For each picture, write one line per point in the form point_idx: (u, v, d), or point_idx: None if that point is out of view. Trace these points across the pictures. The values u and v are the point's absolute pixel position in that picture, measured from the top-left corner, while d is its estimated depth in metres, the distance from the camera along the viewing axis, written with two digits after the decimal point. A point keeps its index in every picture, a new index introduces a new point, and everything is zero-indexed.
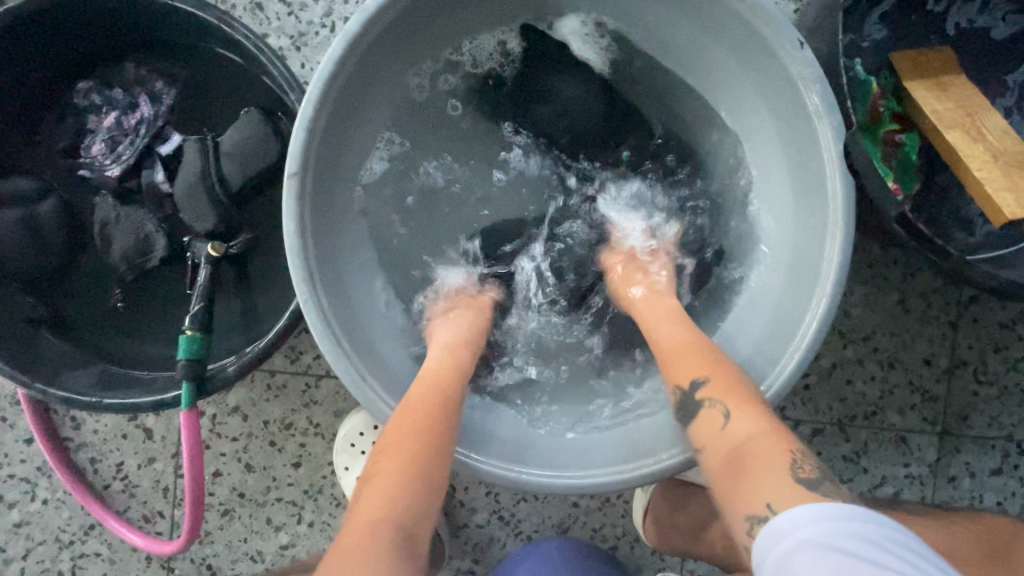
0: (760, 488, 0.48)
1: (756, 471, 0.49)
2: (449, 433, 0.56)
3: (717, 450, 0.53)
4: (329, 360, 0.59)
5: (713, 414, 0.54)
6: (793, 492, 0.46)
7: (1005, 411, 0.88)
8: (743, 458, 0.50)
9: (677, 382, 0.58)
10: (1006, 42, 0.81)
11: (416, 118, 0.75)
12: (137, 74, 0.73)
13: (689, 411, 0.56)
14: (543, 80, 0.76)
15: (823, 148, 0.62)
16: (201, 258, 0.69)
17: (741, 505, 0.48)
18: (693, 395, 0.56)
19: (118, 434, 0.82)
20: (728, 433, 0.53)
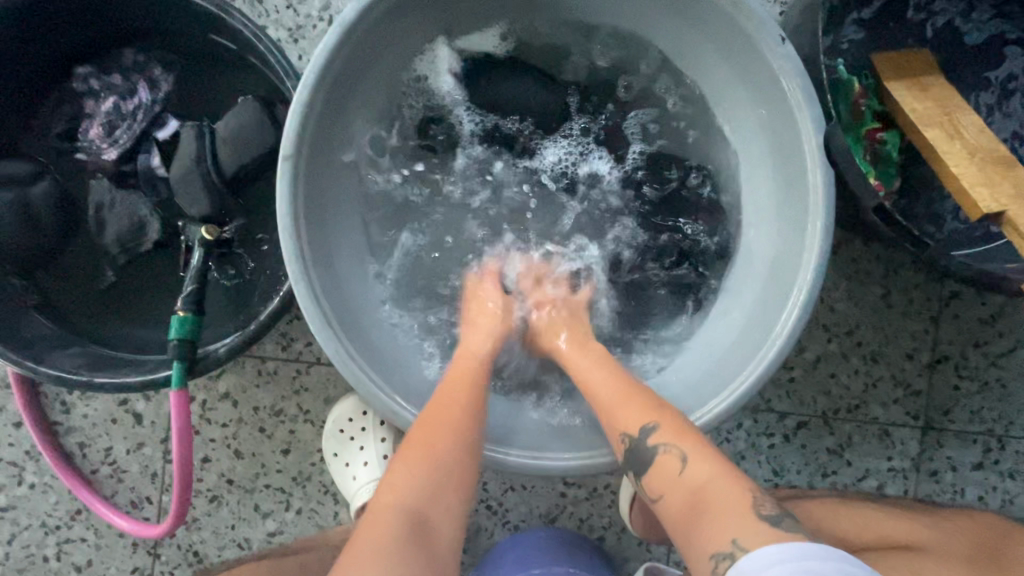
0: (717, 530, 0.48)
1: (715, 512, 0.50)
2: (454, 438, 0.58)
3: (675, 496, 0.54)
4: (318, 338, 0.60)
5: (669, 458, 0.55)
6: (753, 530, 0.47)
7: (986, 405, 0.90)
8: (702, 507, 0.51)
9: (619, 431, 0.59)
10: (984, 44, 0.84)
11: (410, 107, 0.77)
12: (135, 61, 0.74)
13: (641, 459, 0.56)
14: (529, 89, 0.78)
15: (804, 141, 0.64)
16: (194, 242, 0.70)
17: (707, 544, 0.48)
18: (642, 443, 0.57)
19: (108, 418, 0.82)
20: (682, 477, 0.53)
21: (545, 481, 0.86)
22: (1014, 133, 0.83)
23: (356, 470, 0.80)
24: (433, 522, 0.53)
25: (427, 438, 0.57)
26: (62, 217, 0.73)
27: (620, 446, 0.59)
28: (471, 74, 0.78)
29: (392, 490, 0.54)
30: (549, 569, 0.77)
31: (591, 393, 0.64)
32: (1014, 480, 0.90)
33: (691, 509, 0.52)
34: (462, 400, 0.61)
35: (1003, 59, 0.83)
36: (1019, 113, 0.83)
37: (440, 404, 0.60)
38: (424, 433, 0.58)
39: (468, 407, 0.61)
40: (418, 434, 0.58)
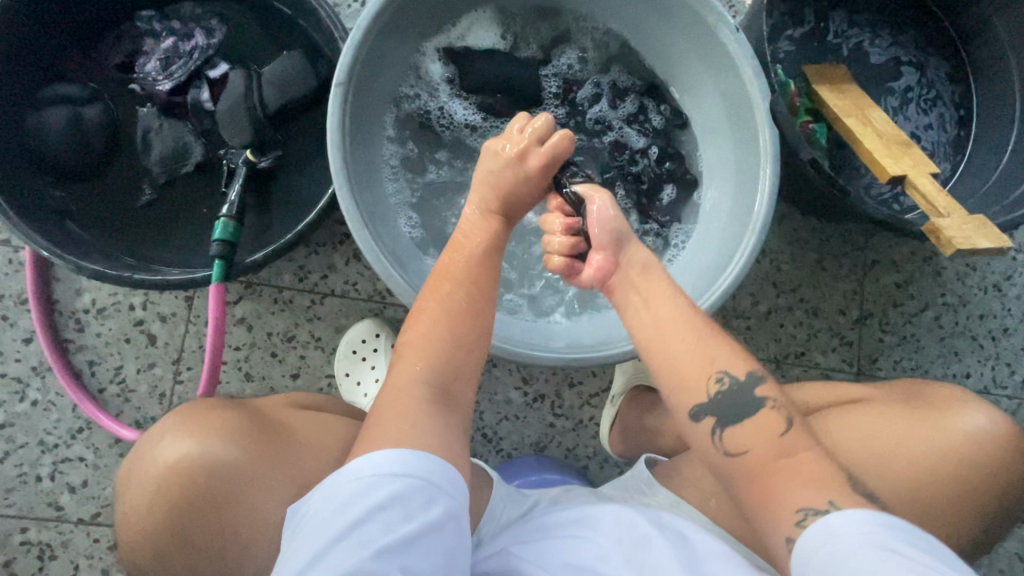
0: (814, 491, 0.47)
1: (812, 476, 0.48)
2: (453, 323, 0.57)
3: (765, 450, 0.50)
4: (357, 237, 0.70)
5: (772, 417, 0.51)
6: (847, 495, 0.48)
7: (905, 356, 1.07)
8: (795, 467, 0.49)
9: (712, 370, 0.52)
10: (885, 64, 1.07)
11: (423, 81, 0.88)
12: (194, 13, 0.85)
13: (741, 408, 0.51)
14: (522, 71, 0.91)
15: (755, 108, 0.80)
16: (238, 163, 0.79)
17: (795, 497, 0.47)
18: (747, 392, 0.52)
19: (121, 338, 0.85)
20: (782, 441, 0.50)
21: (536, 412, 0.94)
22: (912, 133, 1.05)
23: (368, 387, 0.86)
24: (453, 395, 0.55)
25: (426, 329, 0.56)
26: (111, 137, 0.80)
27: (710, 389, 0.52)
28: (471, 55, 0.89)
29: (402, 378, 0.54)
30: (544, 477, 0.86)
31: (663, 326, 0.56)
32: None
33: (774, 469, 0.49)
34: (449, 287, 0.59)
35: (900, 77, 1.06)
36: (913, 119, 1.06)
37: (434, 292, 0.59)
38: (420, 329, 0.57)
39: (482, 276, 0.61)
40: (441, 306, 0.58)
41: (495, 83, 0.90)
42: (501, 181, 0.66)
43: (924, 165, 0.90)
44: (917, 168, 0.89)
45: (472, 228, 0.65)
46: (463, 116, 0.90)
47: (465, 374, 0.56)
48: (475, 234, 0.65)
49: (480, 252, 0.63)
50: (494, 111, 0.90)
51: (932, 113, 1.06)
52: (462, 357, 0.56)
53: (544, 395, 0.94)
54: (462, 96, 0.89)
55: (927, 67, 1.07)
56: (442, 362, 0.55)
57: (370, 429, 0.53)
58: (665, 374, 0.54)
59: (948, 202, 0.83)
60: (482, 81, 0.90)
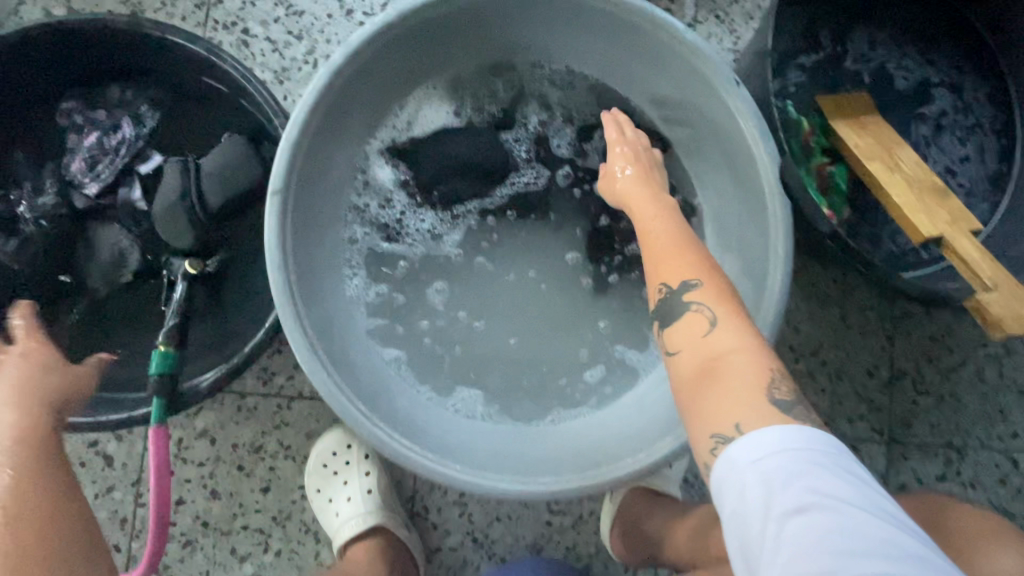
0: (723, 405, 0.43)
1: (726, 388, 0.44)
2: None
3: (689, 357, 0.47)
4: (305, 368, 0.61)
5: (700, 318, 0.48)
6: (761, 411, 0.42)
7: (943, 419, 0.95)
8: (718, 376, 0.45)
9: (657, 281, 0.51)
10: (914, 87, 0.93)
11: (370, 187, 0.77)
12: (122, 97, 0.75)
13: (670, 313, 0.49)
14: (486, 139, 0.78)
15: (763, 175, 0.68)
16: (177, 275, 0.71)
17: (706, 425, 0.44)
18: (677, 297, 0.49)
19: (76, 462, 0.79)
20: (707, 342, 0.47)
21: (531, 511, 0.86)
22: (946, 166, 0.92)
23: (339, 505, 0.79)
24: None
25: None
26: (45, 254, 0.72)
27: (654, 296, 0.51)
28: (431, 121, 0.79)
29: None
30: None
31: (640, 235, 0.56)
32: (975, 489, 0.95)
33: (704, 379, 0.46)
34: None
35: (931, 100, 0.93)
36: (948, 149, 0.93)
37: None
38: None
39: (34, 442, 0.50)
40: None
41: (455, 169, 0.78)
42: (24, 382, 0.53)
43: (964, 219, 0.77)
44: (956, 224, 0.76)
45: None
46: (424, 224, 0.78)
47: None
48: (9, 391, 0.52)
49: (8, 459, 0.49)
50: (452, 208, 0.79)
51: (969, 142, 0.93)
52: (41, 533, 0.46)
53: None
54: (416, 201, 0.78)
55: (962, 89, 0.93)
56: None
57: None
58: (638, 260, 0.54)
59: (994, 268, 0.71)
60: (436, 173, 0.77)
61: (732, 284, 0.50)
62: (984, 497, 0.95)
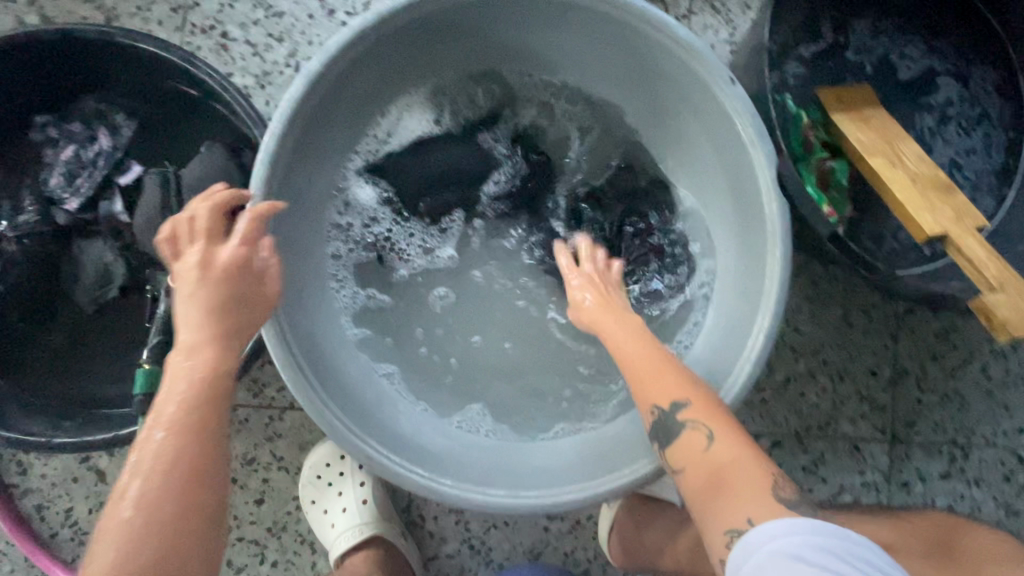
0: (733, 510, 0.48)
1: (735, 491, 0.49)
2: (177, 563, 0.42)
3: (696, 474, 0.52)
4: (288, 386, 0.59)
5: (696, 435, 0.52)
6: (769, 507, 0.47)
7: (947, 416, 0.94)
8: (725, 484, 0.50)
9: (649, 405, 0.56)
10: (918, 76, 0.90)
11: (354, 207, 0.75)
12: (97, 108, 0.72)
13: (669, 431, 0.54)
14: (474, 146, 0.78)
15: (759, 175, 0.65)
16: (160, 290, 0.70)
17: (720, 521, 0.48)
18: (674, 417, 0.54)
19: (69, 477, 0.79)
20: (708, 455, 0.51)
21: (527, 517, 0.85)
22: (951, 159, 0.89)
23: (335, 516, 0.78)
24: None
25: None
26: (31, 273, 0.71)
27: (648, 419, 0.56)
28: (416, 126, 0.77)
29: None
30: None
31: (622, 353, 0.59)
32: (979, 487, 0.94)
33: (713, 488, 0.50)
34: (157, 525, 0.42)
35: (935, 90, 0.90)
36: (953, 140, 0.90)
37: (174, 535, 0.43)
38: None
39: (200, 451, 0.45)
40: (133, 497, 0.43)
41: (443, 180, 0.77)
42: (217, 302, 0.49)
43: (968, 215, 0.75)
44: (961, 220, 0.74)
45: (199, 349, 0.48)
46: (414, 239, 0.78)
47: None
48: (186, 385, 0.46)
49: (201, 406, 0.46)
50: (440, 220, 0.78)
51: (976, 133, 0.90)
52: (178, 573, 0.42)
53: None
54: (403, 217, 0.77)
55: (969, 77, 0.90)
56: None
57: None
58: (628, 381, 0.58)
59: (1000, 266, 0.69)
60: (423, 186, 0.76)
61: (718, 400, 0.55)
62: (989, 495, 0.94)
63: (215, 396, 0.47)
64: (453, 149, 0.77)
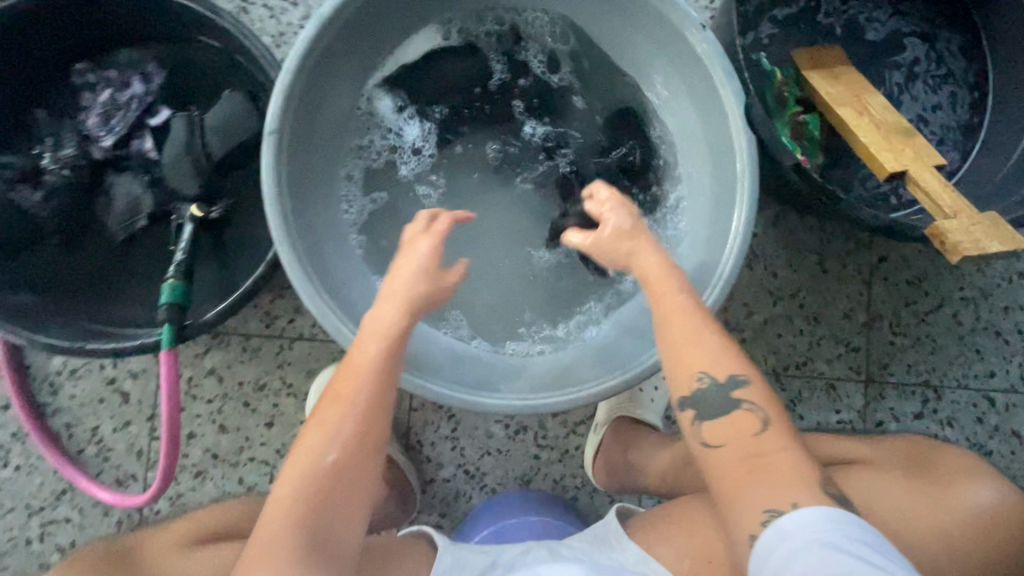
0: (781, 491, 0.49)
1: (777, 475, 0.50)
2: (361, 464, 0.53)
3: (735, 450, 0.52)
4: (300, 292, 0.66)
5: (748, 417, 0.53)
6: (814, 495, 0.49)
7: (920, 359, 0.99)
8: (762, 466, 0.51)
9: (695, 369, 0.55)
10: (885, 38, 0.96)
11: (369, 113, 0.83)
12: (130, 59, 0.81)
13: (716, 406, 0.54)
14: (473, 83, 0.86)
15: (729, 111, 0.72)
16: (184, 219, 0.77)
17: (758, 500, 0.50)
18: (728, 393, 0.54)
19: (96, 398, 0.85)
20: (756, 439, 0.52)
21: (519, 445, 0.91)
22: (918, 115, 0.95)
23: None
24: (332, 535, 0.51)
25: (313, 474, 0.51)
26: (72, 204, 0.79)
27: (690, 387, 0.55)
28: (414, 68, 0.84)
29: (281, 494, 0.52)
30: (525, 520, 0.83)
31: (667, 318, 0.58)
32: (952, 426, 0.98)
33: (748, 468, 0.51)
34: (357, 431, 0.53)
35: (902, 51, 0.96)
36: (920, 97, 0.96)
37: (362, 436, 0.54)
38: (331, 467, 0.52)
39: (378, 396, 0.55)
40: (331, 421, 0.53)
41: (445, 92, 0.86)
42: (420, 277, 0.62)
43: (928, 156, 0.80)
44: (920, 160, 0.80)
45: (393, 297, 0.60)
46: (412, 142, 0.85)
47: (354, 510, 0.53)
48: (376, 345, 0.57)
49: (393, 351, 0.57)
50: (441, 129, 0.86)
51: (941, 91, 0.96)
52: (352, 485, 0.52)
53: (526, 426, 0.91)
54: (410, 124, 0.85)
55: (935, 40, 0.96)
56: (308, 487, 0.51)
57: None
58: (671, 355, 0.57)
59: (954, 198, 0.75)
60: (433, 95, 0.85)
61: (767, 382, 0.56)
62: (961, 434, 0.98)
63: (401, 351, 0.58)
64: (461, 74, 0.85)
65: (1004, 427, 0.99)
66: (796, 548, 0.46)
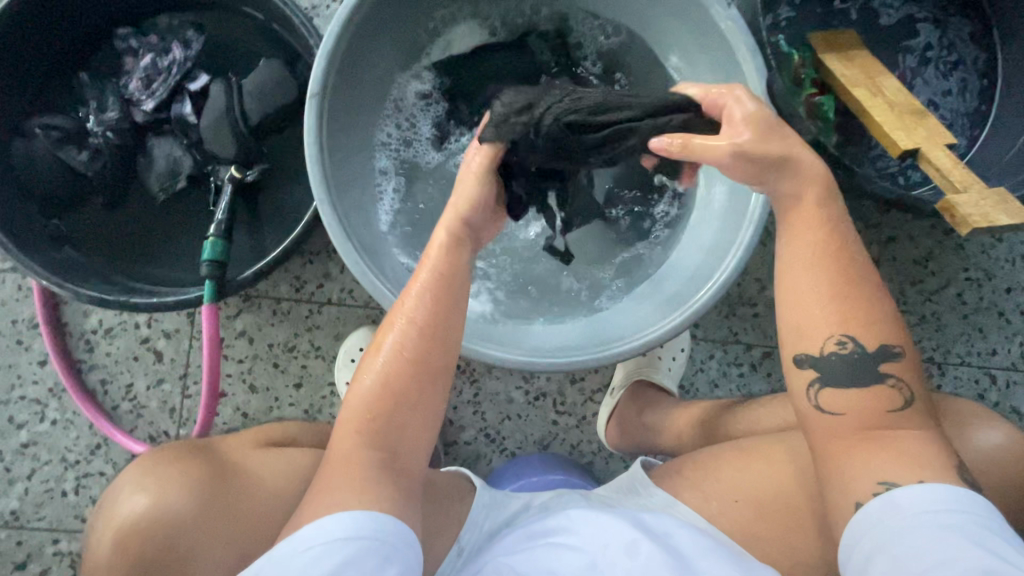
0: (906, 467, 0.50)
1: (899, 451, 0.51)
2: (425, 388, 0.55)
3: (861, 419, 0.52)
4: (340, 251, 0.69)
5: (886, 391, 0.52)
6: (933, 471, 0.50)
7: (924, 336, 1.02)
8: (885, 441, 0.51)
9: (836, 334, 0.52)
10: (899, 25, 0.99)
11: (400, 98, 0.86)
12: (170, 25, 0.84)
13: (855, 376, 0.52)
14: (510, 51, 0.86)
15: (751, 88, 0.75)
16: (223, 181, 0.79)
17: (876, 472, 0.51)
18: (874, 364, 0.52)
19: (130, 356, 0.88)
20: (889, 416, 0.52)
21: (538, 410, 0.94)
22: (929, 100, 0.98)
23: None
24: (402, 455, 0.54)
25: (380, 398, 0.54)
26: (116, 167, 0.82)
27: (829, 347, 0.52)
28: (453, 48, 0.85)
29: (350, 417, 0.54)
30: (545, 478, 0.85)
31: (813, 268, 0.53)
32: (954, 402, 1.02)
33: (864, 439, 0.52)
34: (420, 357, 0.55)
35: (914, 37, 0.99)
36: (931, 83, 0.99)
37: (423, 362, 0.55)
38: (397, 391, 0.54)
39: (438, 322, 0.55)
40: (390, 345, 0.55)
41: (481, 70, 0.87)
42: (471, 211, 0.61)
43: (940, 135, 0.83)
44: (932, 139, 0.82)
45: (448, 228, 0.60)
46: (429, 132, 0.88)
47: (419, 433, 0.55)
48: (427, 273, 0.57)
49: (448, 279, 0.57)
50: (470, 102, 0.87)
51: (952, 77, 0.99)
52: (417, 407, 0.54)
53: (545, 393, 0.94)
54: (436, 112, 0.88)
55: (947, 27, 0.99)
56: (376, 409, 0.54)
57: (319, 498, 0.52)
58: (811, 305, 0.53)
59: (963, 175, 0.78)
60: (470, 72, 0.86)
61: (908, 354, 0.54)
62: None
63: (457, 280, 0.57)
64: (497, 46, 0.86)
65: (1004, 403, 1.02)
66: (904, 526, 0.48)
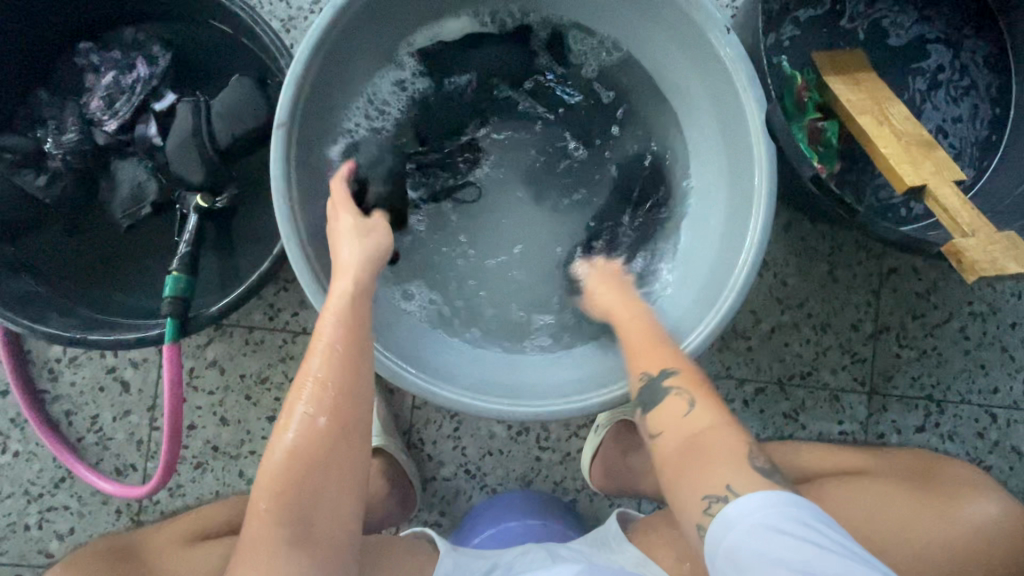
0: (713, 472, 0.50)
1: (707, 457, 0.52)
2: (334, 450, 0.52)
3: (673, 435, 0.55)
4: (307, 292, 0.64)
5: (675, 400, 0.56)
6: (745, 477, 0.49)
7: (925, 372, 0.98)
8: (699, 448, 0.53)
9: (641, 372, 0.61)
10: (909, 45, 0.94)
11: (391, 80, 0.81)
12: (135, 39, 0.79)
13: (652, 398, 0.58)
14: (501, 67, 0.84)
15: (749, 120, 0.70)
16: (189, 209, 0.74)
17: (695, 484, 0.51)
18: (658, 381, 0.58)
19: (95, 386, 0.84)
20: (687, 421, 0.55)
21: (520, 446, 0.90)
22: (938, 126, 0.94)
23: None
24: (316, 525, 0.51)
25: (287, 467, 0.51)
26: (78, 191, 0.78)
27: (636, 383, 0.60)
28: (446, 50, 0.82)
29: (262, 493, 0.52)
30: (526, 523, 0.82)
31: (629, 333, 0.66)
32: (953, 440, 0.98)
33: (687, 455, 0.53)
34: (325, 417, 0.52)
35: (925, 59, 0.94)
36: (941, 108, 0.94)
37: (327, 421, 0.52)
38: (303, 457, 0.51)
39: (346, 379, 0.53)
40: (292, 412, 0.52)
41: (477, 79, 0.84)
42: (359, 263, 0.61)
43: (948, 169, 0.78)
44: (940, 174, 0.78)
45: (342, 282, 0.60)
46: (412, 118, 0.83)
47: (333, 499, 0.52)
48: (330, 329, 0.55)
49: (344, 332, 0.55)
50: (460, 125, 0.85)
51: (963, 102, 0.94)
52: (326, 471, 0.51)
53: (529, 428, 0.90)
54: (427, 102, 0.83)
55: (960, 48, 0.94)
56: (285, 480, 0.51)
57: (234, 575, 0.51)
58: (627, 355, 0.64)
59: (973, 216, 0.73)
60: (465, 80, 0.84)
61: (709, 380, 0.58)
62: (962, 449, 0.98)
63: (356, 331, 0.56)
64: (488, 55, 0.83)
65: (1004, 442, 0.99)
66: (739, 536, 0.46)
